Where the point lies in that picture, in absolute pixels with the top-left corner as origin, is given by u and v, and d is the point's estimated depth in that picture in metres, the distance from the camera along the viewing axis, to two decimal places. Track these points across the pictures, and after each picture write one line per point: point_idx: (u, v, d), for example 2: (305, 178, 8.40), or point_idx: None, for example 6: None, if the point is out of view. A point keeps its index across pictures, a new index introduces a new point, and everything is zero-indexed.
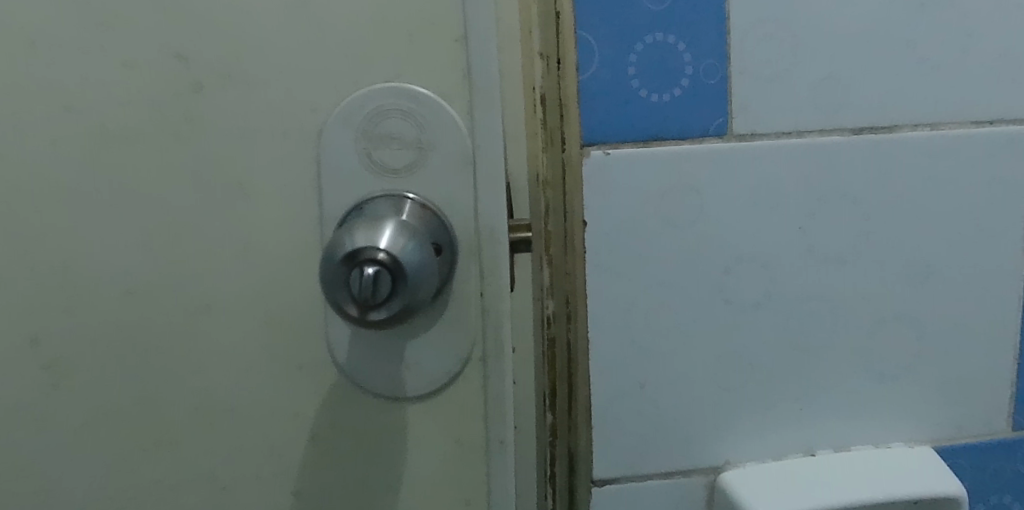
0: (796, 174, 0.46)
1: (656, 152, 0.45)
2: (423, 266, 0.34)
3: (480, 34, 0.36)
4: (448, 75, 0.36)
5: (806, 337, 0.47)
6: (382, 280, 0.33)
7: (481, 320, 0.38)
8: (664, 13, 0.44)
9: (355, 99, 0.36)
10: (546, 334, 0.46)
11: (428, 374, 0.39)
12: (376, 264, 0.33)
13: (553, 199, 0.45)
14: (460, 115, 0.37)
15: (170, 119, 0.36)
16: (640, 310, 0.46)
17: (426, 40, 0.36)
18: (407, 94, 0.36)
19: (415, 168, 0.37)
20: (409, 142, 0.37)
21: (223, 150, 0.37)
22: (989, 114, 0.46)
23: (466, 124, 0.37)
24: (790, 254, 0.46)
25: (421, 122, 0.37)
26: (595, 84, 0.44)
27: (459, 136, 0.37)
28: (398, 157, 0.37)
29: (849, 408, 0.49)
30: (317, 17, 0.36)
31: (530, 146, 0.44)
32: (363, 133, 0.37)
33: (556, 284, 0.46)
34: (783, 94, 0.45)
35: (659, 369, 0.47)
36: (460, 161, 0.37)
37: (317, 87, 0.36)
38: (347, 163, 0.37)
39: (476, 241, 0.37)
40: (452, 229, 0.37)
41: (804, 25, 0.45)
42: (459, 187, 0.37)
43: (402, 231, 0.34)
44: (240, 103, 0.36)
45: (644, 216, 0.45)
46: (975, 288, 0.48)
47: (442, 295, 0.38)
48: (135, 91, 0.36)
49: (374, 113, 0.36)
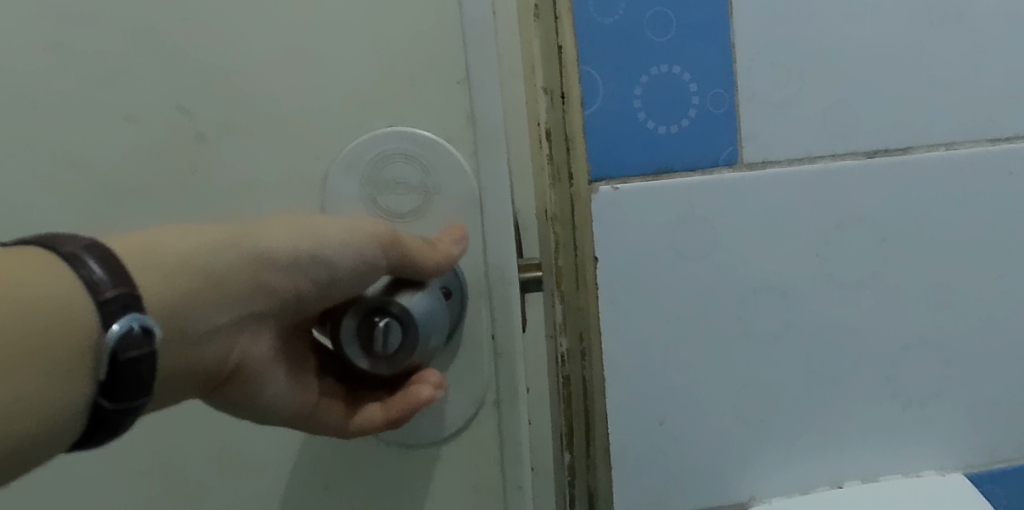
0: (809, 200, 0.45)
1: (665, 184, 0.44)
2: (435, 312, 0.34)
3: (482, 75, 0.36)
4: (452, 117, 0.36)
5: (830, 364, 0.46)
6: (394, 331, 0.33)
7: (494, 365, 0.38)
8: (668, 45, 0.44)
9: (360, 143, 0.36)
10: (561, 372, 0.46)
11: (443, 420, 0.38)
12: (387, 316, 0.33)
13: (562, 234, 0.45)
14: (466, 156, 0.37)
15: (174, 170, 0.36)
16: (656, 344, 0.45)
17: (430, 80, 0.36)
18: (411, 138, 0.36)
19: (422, 212, 0.37)
20: (414, 186, 0.37)
21: (229, 202, 0.37)
22: (1007, 131, 0.45)
23: (472, 166, 0.37)
24: (808, 281, 0.45)
25: (427, 166, 0.36)
26: (601, 118, 0.44)
27: (465, 178, 0.36)
28: (405, 202, 0.37)
29: (876, 437, 0.47)
30: (319, 62, 0.36)
31: (538, 182, 0.45)
32: (368, 179, 0.36)
33: (568, 320, 0.45)
34: (792, 120, 0.44)
35: (679, 404, 0.46)
36: (466, 201, 0.37)
37: (323, 134, 0.36)
38: (353, 208, 0.37)
39: (485, 282, 0.37)
40: (461, 272, 0.37)
41: (810, 50, 0.44)
42: (468, 228, 0.37)
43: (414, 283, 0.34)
44: (244, 152, 0.36)
45: (655, 249, 0.44)
46: (1003, 307, 0.47)
47: (454, 338, 0.37)
48: (140, 145, 0.36)
49: (378, 158, 0.36)
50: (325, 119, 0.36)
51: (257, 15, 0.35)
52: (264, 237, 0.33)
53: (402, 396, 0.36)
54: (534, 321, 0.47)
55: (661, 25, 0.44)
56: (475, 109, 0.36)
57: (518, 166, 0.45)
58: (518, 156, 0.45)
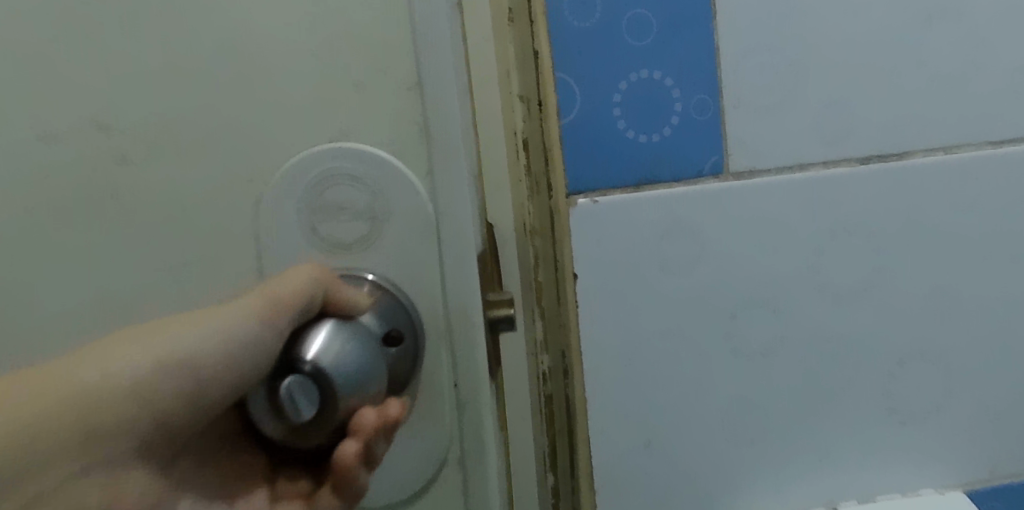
0: (800, 211, 0.43)
1: (647, 197, 0.42)
2: (362, 368, 0.30)
3: (438, 84, 0.31)
4: (405, 130, 0.32)
5: (822, 381, 0.44)
6: (304, 391, 0.29)
7: (457, 415, 0.34)
8: (648, 48, 0.41)
9: (297, 159, 0.32)
10: (543, 390, 0.44)
11: (401, 477, 0.34)
12: (297, 374, 0.30)
13: (541, 247, 0.43)
14: (422, 178, 0.32)
15: (96, 192, 0.32)
16: (641, 363, 0.43)
17: (381, 91, 0.31)
18: (355, 156, 0.32)
19: (370, 240, 0.33)
20: (361, 210, 0.32)
21: (156, 229, 0.32)
22: (1009, 133, 0.43)
23: (427, 188, 0.32)
24: (799, 296, 0.43)
25: (372, 187, 0.32)
26: (578, 127, 0.41)
27: (419, 201, 0.32)
28: (350, 230, 0.33)
29: (872, 456, 0.45)
30: (268, 70, 0.31)
31: (515, 193, 0.42)
32: (307, 203, 0.32)
33: (549, 337, 0.44)
34: (781, 126, 0.42)
35: (664, 425, 0.44)
36: (422, 227, 0.33)
37: (260, 154, 0.32)
38: (295, 236, 0.32)
39: (446, 324, 0.33)
40: (417, 309, 0.33)
41: (800, 50, 0.42)
42: (428, 253, 0.33)
43: (338, 333, 0.31)
44: (174, 173, 0.32)
45: (638, 265, 0.42)
46: (1004, 317, 0.44)
47: (404, 388, 0.34)
48: (53, 163, 0.31)
49: (320, 176, 0.32)
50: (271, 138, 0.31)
51: (203, 9, 0.30)
52: (106, 363, 0.31)
53: (340, 471, 0.33)
54: (511, 343, 0.44)
55: (640, 28, 0.41)
56: (430, 123, 0.32)
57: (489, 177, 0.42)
58: (492, 165, 0.42)
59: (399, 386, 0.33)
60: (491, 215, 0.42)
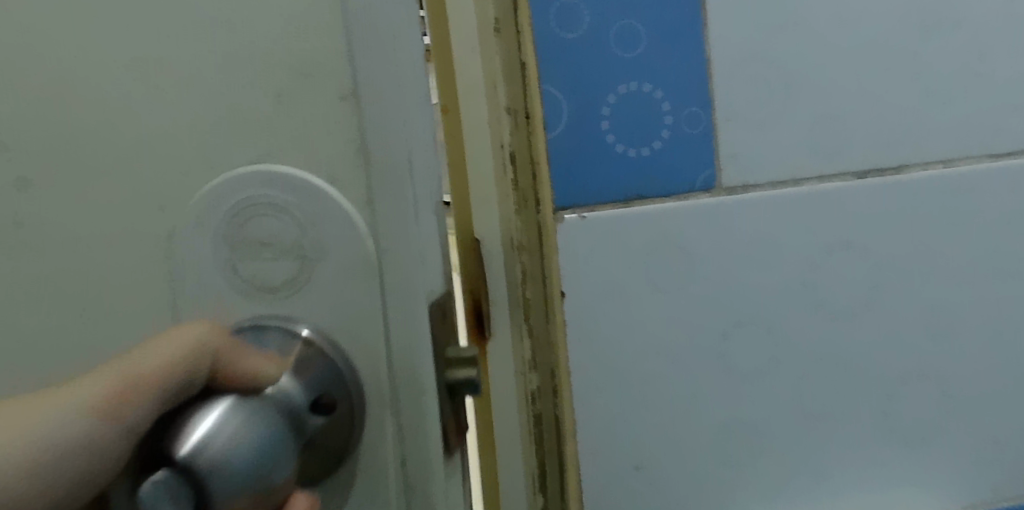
0: (794, 227, 0.41)
1: (636, 212, 0.41)
2: (261, 458, 0.25)
3: (380, 95, 0.27)
4: (345, 157, 0.28)
5: (819, 403, 0.43)
6: (173, 490, 0.24)
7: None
8: (638, 60, 0.40)
9: (224, 185, 0.28)
10: (533, 417, 0.40)
11: None
12: (167, 469, 0.24)
13: (530, 263, 0.40)
14: (360, 210, 0.28)
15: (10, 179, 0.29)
16: (631, 383, 0.42)
17: (331, 103, 0.28)
18: (275, 183, 0.28)
19: (297, 284, 0.29)
20: (288, 246, 0.28)
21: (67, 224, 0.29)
22: (1012, 144, 0.42)
23: (365, 222, 0.28)
24: (795, 315, 0.42)
25: (302, 219, 0.28)
26: (566, 141, 0.40)
27: (357, 240, 0.28)
28: (275, 271, 0.29)
29: (872, 480, 0.44)
30: (207, 60, 0.28)
31: (501, 206, 0.38)
32: (228, 239, 0.29)
33: (539, 359, 0.40)
34: (774, 139, 0.41)
35: (656, 448, 0.43)
36: (363, 270, 0.28)
37: (189, 181, 0.29)
38: (215, 274, 0.29)
39: (389, 390, 0.29)
40: (358, 371, 0.29)
41: (794, 61, 0.41)
42: (374, 304, 0.28)
43: (229, 418, 0.25)
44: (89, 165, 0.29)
45: (627, 282, 0.41)
46: (1008, 335, 0.43)
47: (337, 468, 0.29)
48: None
49: (245, 201, 0.28)
50: (233, 137, 0.28)
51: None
52: None
53: None
54: (497, 368, 0.39)
55: (630, 39, 0.40)
56: (376, 146, 0.27)
57: (460, 196, 0.38)
58: (462, 185, 0.38)
59: (334, 462, 0.29)
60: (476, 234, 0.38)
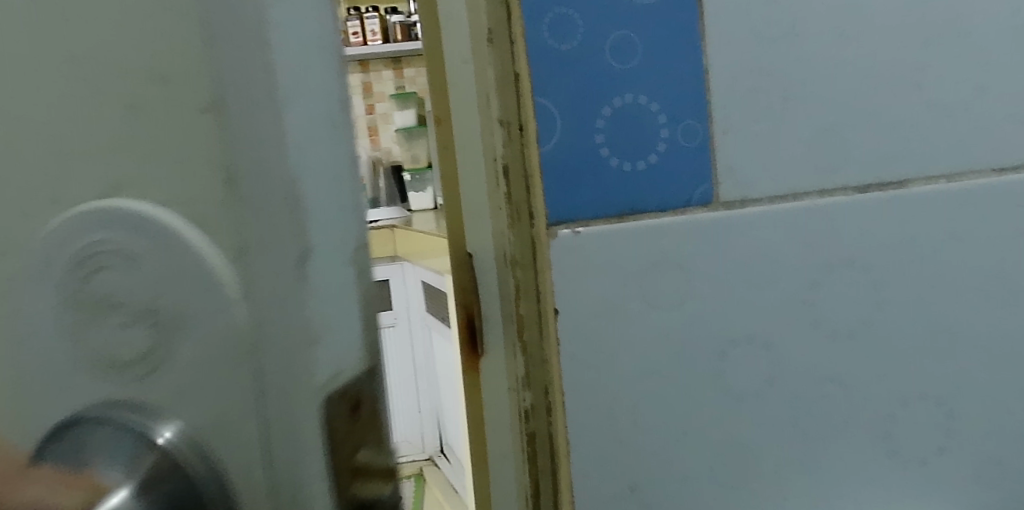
0: (792, 244, 0.41)
1: (632, 227, 0.40)
2: None
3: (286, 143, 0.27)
4: (221, 233, 0.29)
5: (818, 420, 0.42)
6: None
7: None
8: (633, 72, 0.39)
9: (64, 226, 0.32)
10: (526, 428, 0.42)
11: None
12: None
13: (523, 278, 0.40)
14: (228, 280, 0.30)
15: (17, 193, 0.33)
16: (627, 404, 0.41)
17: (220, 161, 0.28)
18: (132, 219, 0.31)
19: (162, 352, 0.31)
20: (137, 312, 0.31)
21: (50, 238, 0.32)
22: (1013, 160, 0.43)
23: (237, 293, 0.29)
24: (793, 331, 0.42)
25: (149, 272, 0.31)
26: (560, 154, 0.39)
27: (223, 318, 0.30)
28: (128, 346, 0.32)
29: (872, 500, 0.43)
30: (156, 112, 0.30)
31: (496, 223, 0.41)
32: (88, 304, 0.32)
33: (532, 373, 0.41)
34: (772, 153, 0.41)
35: (653, 469, 0.42)
36: (229, 347, 0.30)
37: (85, 241, 0.31)
38: (47, 314, 0.32)
39: (262, 466, 0.31)
40: (216, 464, 0.31)
41: (793, 74, 0.40)
42: (237, 378, 0.31)
43: None
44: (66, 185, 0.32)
45: (623, 300, 0.40)
46: (1005, 350, 0.43)
47: None
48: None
49: (84, 249, 0.31)
50: (173, 167, 0.30)
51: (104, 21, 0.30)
52: None
53: None
54: (492, 377, 0.43)
55: (625, 50, 0.39)
56: (272, 197, 0.27)
57: (449, 217, 0.43)
58: (452, 207, 0.43)
59: None
60: (471, 247, 0.42)
